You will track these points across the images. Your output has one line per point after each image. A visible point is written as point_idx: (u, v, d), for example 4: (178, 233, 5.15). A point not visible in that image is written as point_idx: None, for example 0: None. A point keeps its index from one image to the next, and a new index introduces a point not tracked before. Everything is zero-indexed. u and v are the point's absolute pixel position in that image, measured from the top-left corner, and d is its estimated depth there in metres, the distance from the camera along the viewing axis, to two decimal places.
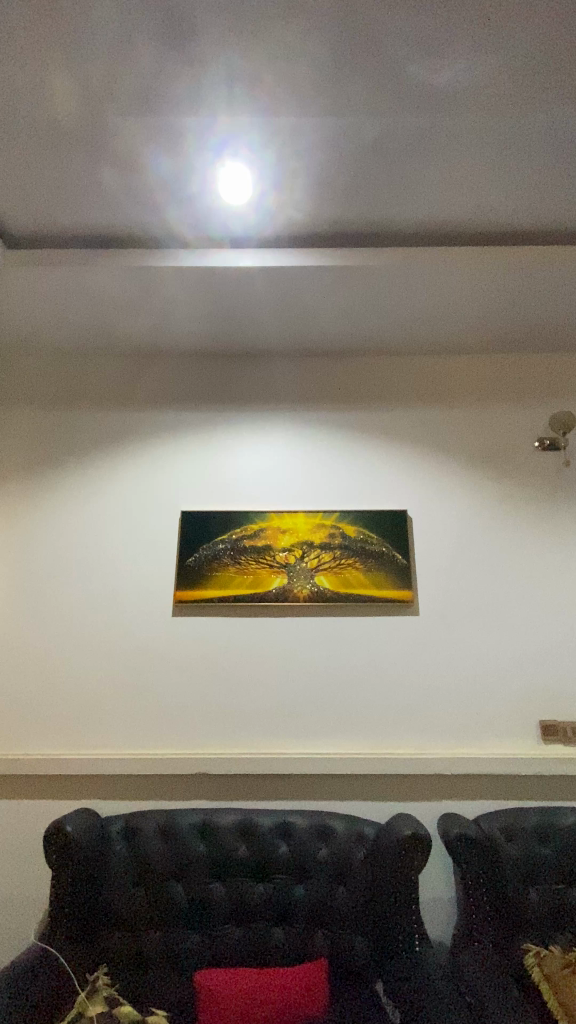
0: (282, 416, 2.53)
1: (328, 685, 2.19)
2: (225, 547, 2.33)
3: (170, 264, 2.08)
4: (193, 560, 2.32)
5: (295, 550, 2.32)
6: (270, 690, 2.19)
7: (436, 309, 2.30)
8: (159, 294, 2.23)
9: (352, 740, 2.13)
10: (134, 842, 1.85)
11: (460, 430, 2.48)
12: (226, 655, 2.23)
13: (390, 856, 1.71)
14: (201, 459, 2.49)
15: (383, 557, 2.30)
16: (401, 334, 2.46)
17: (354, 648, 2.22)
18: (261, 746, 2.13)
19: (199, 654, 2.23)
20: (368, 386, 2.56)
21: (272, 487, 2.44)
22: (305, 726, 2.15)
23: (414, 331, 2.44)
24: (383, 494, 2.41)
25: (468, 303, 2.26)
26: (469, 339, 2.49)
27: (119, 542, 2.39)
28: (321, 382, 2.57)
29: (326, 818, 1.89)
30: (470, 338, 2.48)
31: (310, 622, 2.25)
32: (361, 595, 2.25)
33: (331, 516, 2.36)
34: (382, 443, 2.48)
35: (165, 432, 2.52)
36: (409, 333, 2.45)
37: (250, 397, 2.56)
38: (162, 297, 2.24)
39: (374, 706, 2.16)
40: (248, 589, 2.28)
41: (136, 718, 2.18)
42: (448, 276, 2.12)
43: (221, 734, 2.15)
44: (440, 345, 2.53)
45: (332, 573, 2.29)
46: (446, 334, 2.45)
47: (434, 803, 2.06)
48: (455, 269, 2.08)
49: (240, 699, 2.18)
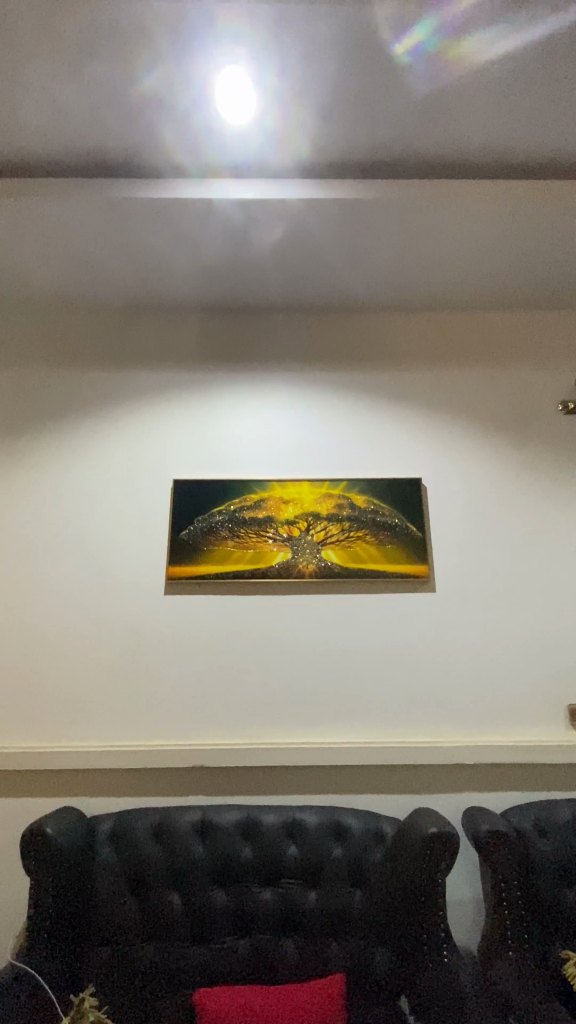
0: (285, 376, 2.31)
1: (338, 669, 1.99)
2: (222, 520, 2.12)
3: (161, 196, 1.83)
4: (188, 534, 2.10)
5: (299, 522, 2.11)
6: (274, 675, 1.99)
7: (454, 256, 2.09)
8: (149, 235, 1.99)
9: (364, 728, 1.94)
10: (124, 845, 1.66)
11: (477, 392, 2.28)
12: (225, 637, 2.02)
13: (413, 857, 1.54)
14: (196, 424, 2.26)
15: (397, 531, 2.10)
16: (415, 286, 2.25)
17: (366, 628, 2.02)
18: (264, 737, 1.93)
19: (195, 637, 2.02)
20: (378, 346, 2.35)
21: (274, 454, 2.22)
22: (313, 714, 1.95)
23: (430, 283, 2.23)
24: (395, 462, 2.20)
25: (490, 248, 2.05)
26: (488, 293, 2.28)
27: (105, 513, 2.16)
28: (327, 340, 2.35)
29: (340, 815, 1.70)
30: (490, 292, 2.27)
31: (318, 601, 2.05)
32: (373, 572, 2.05)
33: (339, 486, 2.16)
34: (394, 407, 2.27)
35: (155, 394, 2.29)
36: (424, 285, 2.24)
37: (249, 356, 2.33)
38: (152, 239, 2.00)
39: (388, 692, 1.97)
40: (249, 565, 2.06)
41: (126, 708, 1.97)
42: (473, 216, 1.91)
43: (221, 725, 1.95)
44: (456, 300, 2.32)
45: (341, 547, 2.08)
46: (464, 286, 2.24)
47: (454, 796, 1.88)
48: (479, 205, 1.87)
49: (241, 686, 1.98)
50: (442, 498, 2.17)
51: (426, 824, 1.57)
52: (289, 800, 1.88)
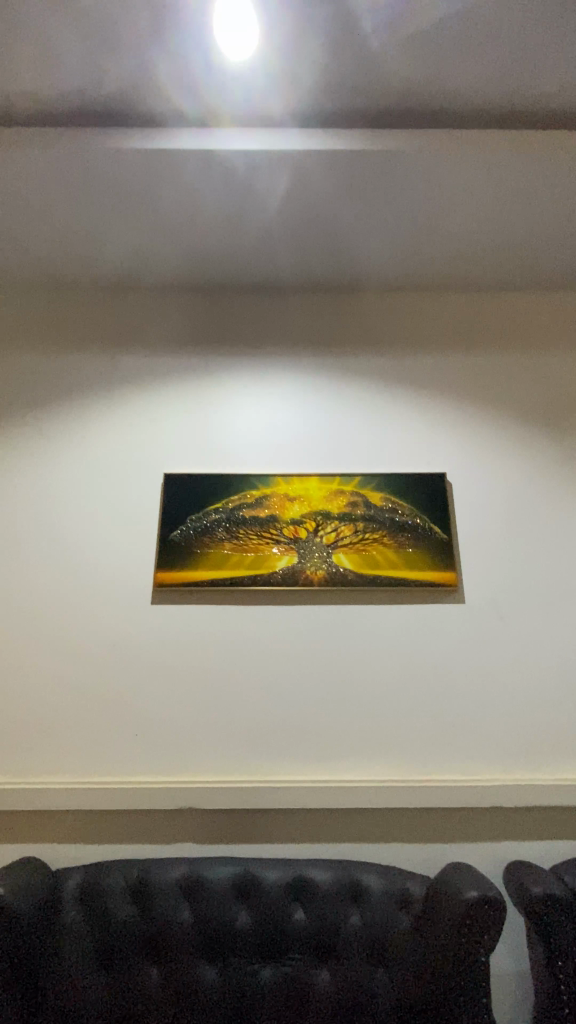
0: (292, 361, 2.07)
1: (351, 690, 1.71)
2: (219, 519, 1.85)
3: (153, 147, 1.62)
4: (179, 535, 1.84)
5: (307, 522, 1.85)
6: (277, 698, 1.70)
7: (482, 224, 1.87)
8: (139, 196, 1.77)
9: (383, 763, 1.64)
10: (95, 909, 1.37)
11: (506, 379, 2.04)
12: (221, 653, 1.74)
13: (450, 929, 1.24)
14: (190, 413, 2.01)
15: (419, 532, 1.84)
16: (436, 260, 2.02)
17: (384, 644, 1.74)
18: (264, 774, 1.64)
19: (186, 653, 1.74)
20: (394, 328, 2.11)
21: (278, 446, 1.97)
22: (321, 745, 1.66)
23: (453, 257, 2.00)
24: (415, 456, 1.95)
25: (522, 215, 1.83)
26: (517, 269, 2.06)
27: (87, 511, 1.90)
28: (338, 322, 2.12)
29: (356, 871, 1.41)
30: (519, 268, 2.05)
31: (328, 611, 1.77)
32: (392, 578, 1.78)
33: (352, 481, 1.90)
34: (413, 395, 2.03)
35: (146, 380, 2.05)
36: (445, 259, 2.01)
37: (251, 338, 2.10)
38: (143, 200, 1.78)
39: (411, 719, 1.68)
40: (249, 570, 1.79)
41: (102, 736, 1.68)
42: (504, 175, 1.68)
43: (214, 758, 1.65)
44: (480, 278, 2.10)
45: (355, 550, 1.82)
46: (491, 261, 2.02)
47: (490, 846, 1.58)
48: (513, 161, 1.64)
49: (238, 710, 1.69)
50: (469, 495, 1.91)
51: (462, 887, 1.27)
52: (293, 853, 1.58)
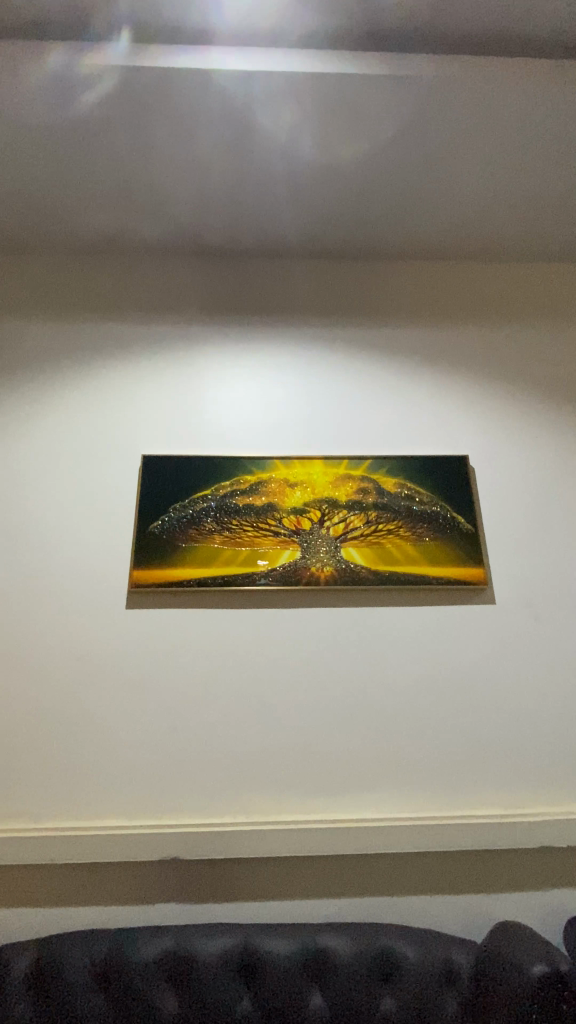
0: (291, 331, 1.84)
1: (369, 709, 1.43)
2: (207, 508, 1.58)
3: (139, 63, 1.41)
4: (160, 527, 1.56)
5: (311, 511, 1.58)
6: (281, 720, 1.41)
7: (502, 175, 1.69)
8: (119, 124, 1.54)
9: (407, 798, 1.36)
10: (52, 1004, 1.05)
11: (527, 352, 1.84)
12: (211, 666, 1.45)
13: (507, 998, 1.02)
14: (174, 388, 1.75)
15: (441, 522, 1.59)
16: (449, 221, 1.84)
17: (405, 652, 1.48)
18: (266, 815, 1.33)
19: (169, 665, 1.45)
20: (403, 297, 1.91)
21: (276, 426, 1.71)
22: (335, 777, 1.37)
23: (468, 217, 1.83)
24: (431, 437, 1.71)
25: (546, 165, 1.65)
26: (535, 234, 1.89)
27: (52, 499, 1.61)
28: (340, 291, 1.90)
29: (386, 939, 1.12)
30: (537, 232, 1.88)
31: (338, 614, 1.51)
32: (412, 576, 1.52)
33: (362, 465, 1.65)
34: (427, 369, 1.81)
35: (124, 350, 1.79)
36: (458, 220, 1.84)
37: (244, 306, 1.86)
38: (126, 133, 1.56)
39: (440, 742, 1.41)
40: (245, 567, 1.52)
41: (63, 770, 1.36)
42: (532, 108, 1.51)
43: (203, 797, 1.35)
44: (495, 244, 1.92)
45: (367, 544, 1.56)
46: (509, 223, 1.85)
47: (540, 895, 1.31)
48: (542, 94, 1.47)
49: (233, 736, 1.40)
50: (494, 481, 1.67)
51: (525, 964, 1.03)
52: (302, 916, 1.27)
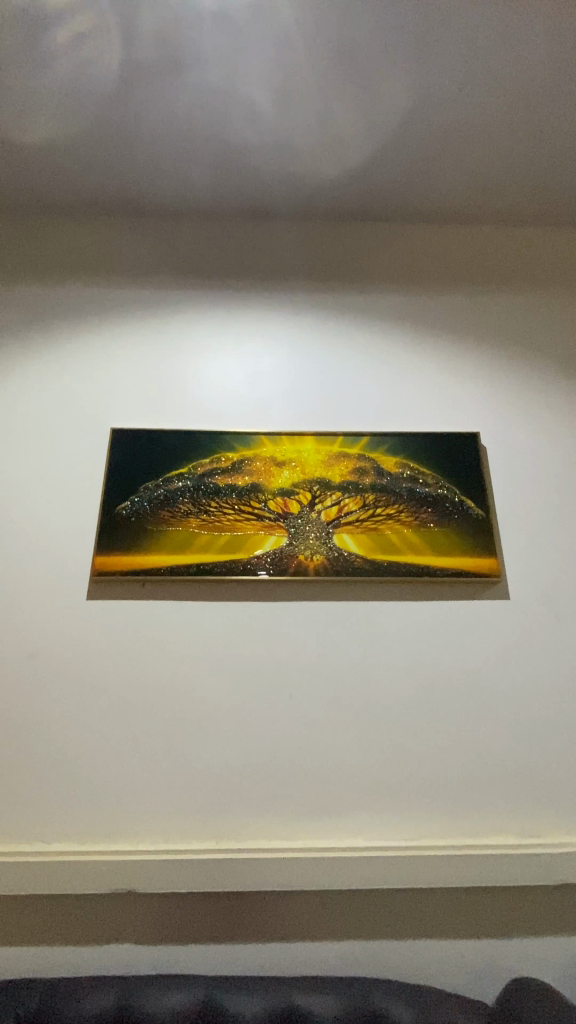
0: (282, 297, 1.67)
1: (363, 719, 1.24)
2: (183, 488, 1.40)
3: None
4: (129, 509, 1.38)
5: (300, 493, 1.40)
6: (261, 731, 1.22)
7: (517, 120, 1.52)
8: None
9: (407, 824, 1.16)
10: None
11: (543, 321, 1.67)
12: (182, 666, 1.27)
13: None
14: (152, 359, 1.58)
15: (448, 507, 1.40)
16: (456, 181, 1.68)
17: (406, 654, 1.29)
18: (241, 842, 1.14)
19: (134, 665, 1.27)
20: (406, 263, 1.74)
21: (264, 400, 1.53)
22: (323, 798, 1.17)
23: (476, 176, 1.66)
24: (437, 413, 1.53)
25: (566, 107, 1.49)
26: (551, 194, 1.72)
27: (9, 477, 1.43)
28: (337, 257, 1.74)
29: (376, 998, 0.92)
30: (553, 192, 1.71)
31: (329, 609, 1.32)
32: (415, 567, 1.33)
33: (358, 443, 1.46)
34: (432, 339, 1.63)
35: (99, 318, 1.63)
36: (466, 181, 1.68)
37: (232, 271, 1.70)
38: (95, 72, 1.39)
39: (445, 759, 1.21)
40: (223, 555, 1.33)
41: (6, 785, 1.17)
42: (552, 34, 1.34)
43: (168, 819, 1.15)
44: (507, 206, 1.75)
45: (363, 530, 1.37)
46: (523, 179, 1.68)
47: (563, 941, 1.10)
48: (563, 16, 1.31)
49: (206, 748, 1.21)
50: (508, 463, 1.48)
51: None
52: (282, 964, 1.07)
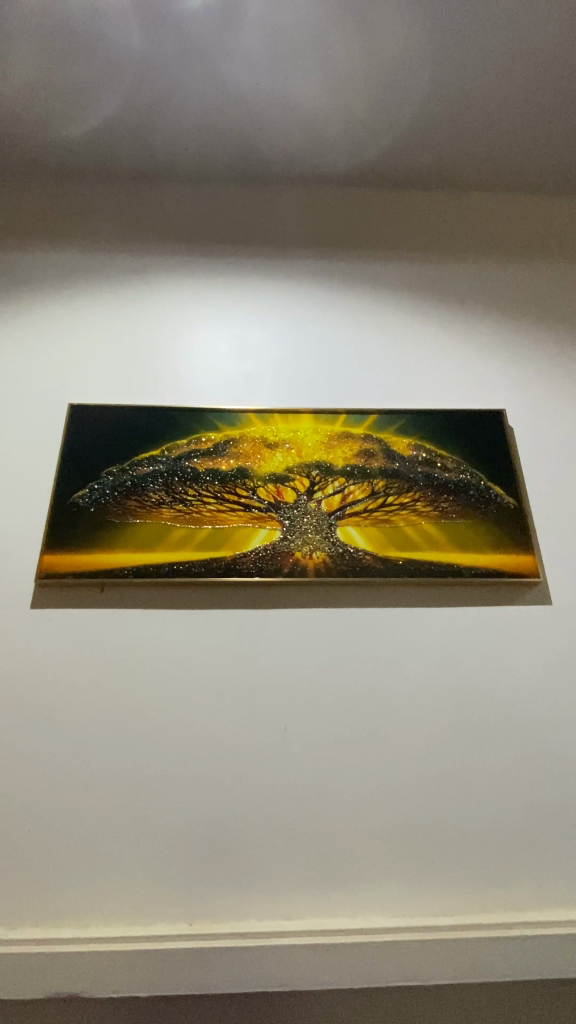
0: (273, 263, 1.46)
1: (378, 757, 0.98)
2: (155, 474, 1.16)
3: None
4: (87, 499, 1.13)
5: (296, 479, 1.17)
6: (250, 774, 0.96)
7: (534, 64, 1.36)
8: None
9: (434, 894, 0.90)
10: None
11: (566, 292, 1.48)
12: (149, 692, 1.01)
13: None
14: (120, 328, 1.35)
15: (473, 496, 1.17)
16: (469, 134, 1.50)
17: (428, 673, 1.04)
18: (223, 923, 0.88)
19: (89, 692, 1.01)
20: (411, 230, 1.55)
21: (252, 374, 1.30)
22: (328, 862, 0.92)
23: (492, 130, 1.50)
24: (455, 390, 1.31)
25: None
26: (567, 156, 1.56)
27: None
28: (334, 223, 1.54)
29: None
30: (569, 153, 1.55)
31: (333, 619, 1.07)
32: (436, 566, 1.09)
33: (364, 421, 1.24)
34: (445, 311, 1.43)
35: (58, 283, 1.40)
36: (480, 134, 1.50)
37: (216, 235, 1.50)
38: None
39: (483, 806, 0.96)
40: (203, 553, 1.09)
41: None
42: None
43: (126, 892, 0.89)
44: (518, 170, 1.59)
45: (373, 523, 1.13)
46: (537, 138, 1.52)
47: None
48: None
49: (178, 796, 0.95)
50: (540, 443, 1.26)
51: None
52: None
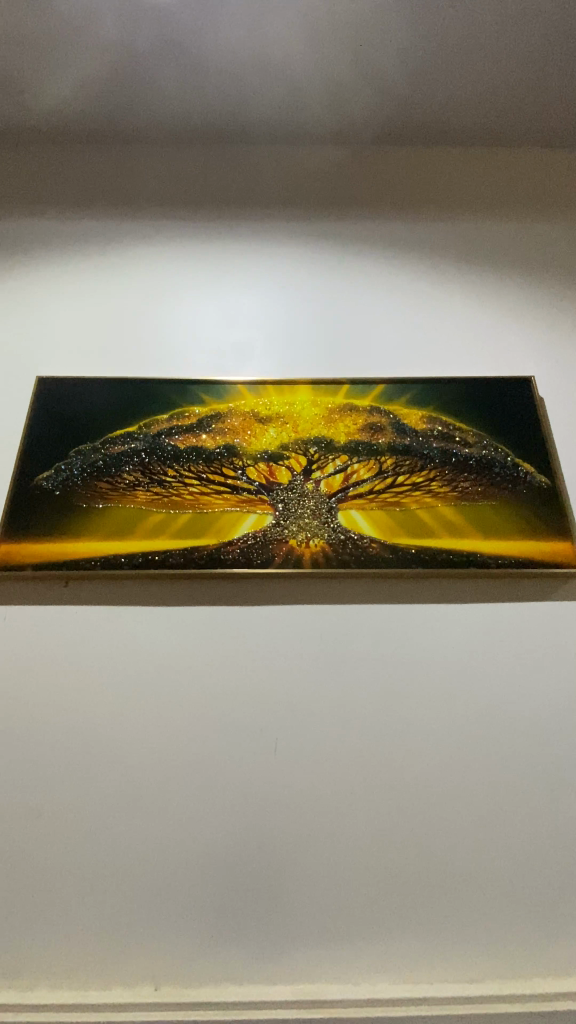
0: (271, 228, 1.32)
1: (386, 781, 0.81)
2: (130, 453, 1.02)
3: None
4: (52, 480, 0.99)
5: (291, 456, 1.02)
6: (232, 801, 0.80)
7: None
8: None
9: (459, 958, 0.73)
10: None
11: None
12: (115, 701, 0.86)
13: None
14: (98, 296, 1.21)
15: (497, 474, 1.01)
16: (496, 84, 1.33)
17: (447, 682, 0.88)
18: (195, 990, 0.72)
19: (45, 701, 0.86)
20: (426, 189, 1.39)
21: (243, 343, 1.15)
22: (324, 911, 0.75)
23: (521, 77, 1.33)
24: (476, 356, 1.14)
25: None
26: None
27: None
28: (338, 183, 1.39)
29: None
30: None
31: (333, 617, 0.91)
32: (455, 554, 0.93)
33: (370, 392, 1.08)
34: (465, 273, 1.26)
35: (32, 250, 1.28)
36: (507, 82, 1.34)
37: (208, 200, 1.36)
38: None
39: (515, 844, 0.79)
40: (182, 541, 0.94)
41: None
42: None
43: (81, 947, 0.74)
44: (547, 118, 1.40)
45: (380, 505, 0.97)
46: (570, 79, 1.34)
47: None
48: None
49: (146, 828, 0.79)
50: None
51: None
52: None
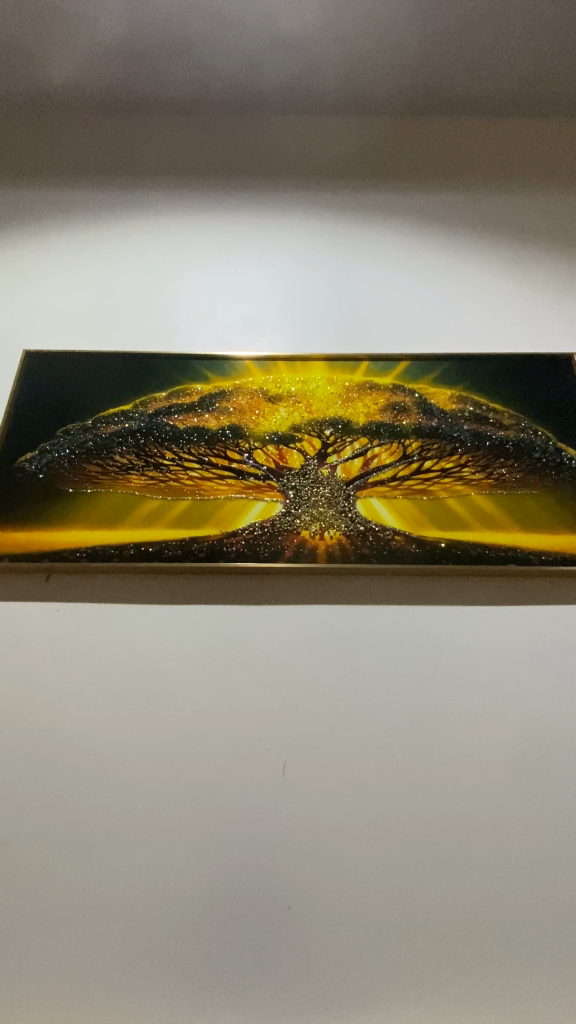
0: (284, 200, 1.22)
1: (410, 817, 0.69)
2: (123, 434, 0.91)
3: None
4: (36, 463, 0.89)
5: (304, 438, 0.91)
6: (234, 834, 0.68)
7: None
8: None
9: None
10: None
11: None
12: (99, 714, 0.75)
13: None
14: (96, 267, 1.12)
15: (537, 460, 0.89)
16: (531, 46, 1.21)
17: (483, 697, 0.75)
18: None
19: (19, 713, 0.75)
20: (453, 160, 1.28)
21: (253, 317, 1.05)
22: (343, 970, 0.63)
23: (563, 38, 1.20)
24: (510, 332, 1.03)
25: None
26: None
27: None
28: (358, 154, 1.29)
29: None
30: None
31: (349, 621, 0.79)
32: (492, 550, 0.81)
33: (393, 369, 0.97)
34: (498, 248, 1.15)
35: (29, 221, 1.18)
36: (545, 43, 1.22)
37: (218, 171, 1.27)
38: None
39: (572, 892, 0.66)
40: (180, 532, 0.83)
41: None
42: None
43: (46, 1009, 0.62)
44: None
45: (404, 494, 0.86)
46: None
47: None
48: None
49: (128, 865, 0.67)
50: None
51: None
52: None
